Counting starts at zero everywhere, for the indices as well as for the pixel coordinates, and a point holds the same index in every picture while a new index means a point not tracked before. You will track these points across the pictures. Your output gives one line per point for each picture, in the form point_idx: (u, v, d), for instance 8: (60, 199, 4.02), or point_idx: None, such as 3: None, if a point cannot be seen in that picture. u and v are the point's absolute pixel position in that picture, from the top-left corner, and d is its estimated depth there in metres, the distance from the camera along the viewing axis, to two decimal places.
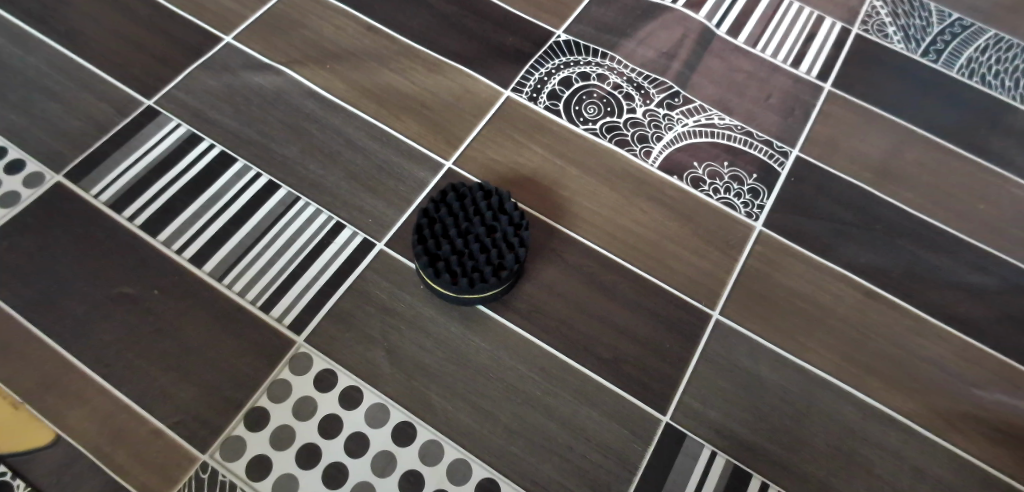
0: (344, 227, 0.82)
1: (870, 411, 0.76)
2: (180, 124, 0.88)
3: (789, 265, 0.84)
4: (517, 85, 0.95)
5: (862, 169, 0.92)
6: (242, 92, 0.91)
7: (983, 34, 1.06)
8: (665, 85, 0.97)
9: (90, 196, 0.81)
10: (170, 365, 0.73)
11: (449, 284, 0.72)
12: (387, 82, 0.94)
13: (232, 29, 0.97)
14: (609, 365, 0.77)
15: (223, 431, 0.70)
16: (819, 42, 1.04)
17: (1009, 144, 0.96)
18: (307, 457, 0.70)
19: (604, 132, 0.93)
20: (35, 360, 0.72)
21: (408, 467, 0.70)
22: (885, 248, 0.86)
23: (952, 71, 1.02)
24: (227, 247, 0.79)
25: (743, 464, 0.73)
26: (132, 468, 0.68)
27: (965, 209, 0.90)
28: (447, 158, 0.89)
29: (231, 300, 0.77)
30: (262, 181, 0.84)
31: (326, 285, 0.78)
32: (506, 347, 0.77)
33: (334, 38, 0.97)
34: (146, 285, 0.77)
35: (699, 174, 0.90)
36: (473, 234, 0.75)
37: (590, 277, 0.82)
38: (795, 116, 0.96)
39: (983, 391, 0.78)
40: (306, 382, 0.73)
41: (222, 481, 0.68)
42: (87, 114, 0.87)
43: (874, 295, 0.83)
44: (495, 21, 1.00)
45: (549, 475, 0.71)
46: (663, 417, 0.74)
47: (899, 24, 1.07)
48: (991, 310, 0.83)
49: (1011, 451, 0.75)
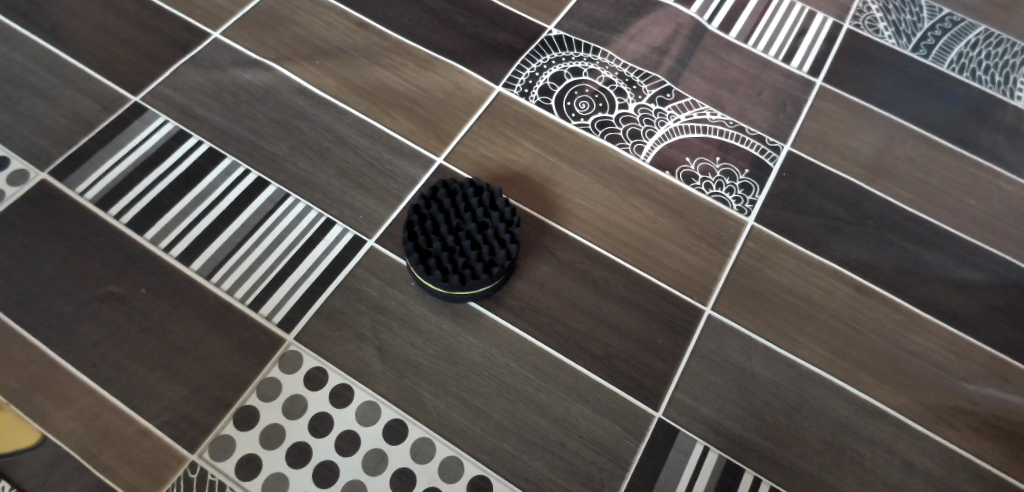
0: (335, 223, 0.82)
1: (861, 406, 0.77)
2: (168, 121, 0.87)
3: (781, 261, 0.84)
4: (509, 81, 0.95)
5: (854, 164, 0.92)
6: (230, 89, 0.90)
7: (973, 30, 1.06)
8: (657, 80, 0.97)
9: (76, 193, 0.80)
10: (158, 365, 0.72)
11: (440, 280, 0.71)
12: (377, 79, 0.93)
13: (220, 26, 0.96)
14: (600, 361, 0.76)
15: (212, 431, 0.69)
16: (810, 37, 1.04)
17: (999, 139, 0.96)
18: (297, 456, 0.69)
19: (596, 127, 0.92)
20: (22, 359, 0.71)
21: (400, 466, 0.70)
22: (876, 243, 0.86)
23: (943, 66, 1.02)
24: (217, 245, 0.79)
25: (736, 460, 0.73)
26: (120, 469, 0.67)
27: (956, 205, 0.90)
28: (438, 155, 0.88)
29: (219, 297, 0.76)
30: (252, 178, 0.84)
31: (317, 282, 0.77)
32: (499, 343, 0.76)
33: (325, 35, 0.97)
34: (133, 283, 0.76)
35: (692, 169, 0.90)
36: (465, 231, 0.74)
37: (584, 273, 0.81)
38: (787, 111, 0.96)
39: (973, 384, 0.78)
40: (296, 380, 0.72)
41: (211, 481, 0.67)
42: (74, 111, 0.86)
43: (865, 290, 0.83)
44: (486, 17, 1.00)
45: (541, 472, 0.71)
46: (656, 413, 0.74)
47: (890, 19, 1.07)
48: (980, 304, 0.83)
49: (999, 444, 0.75)
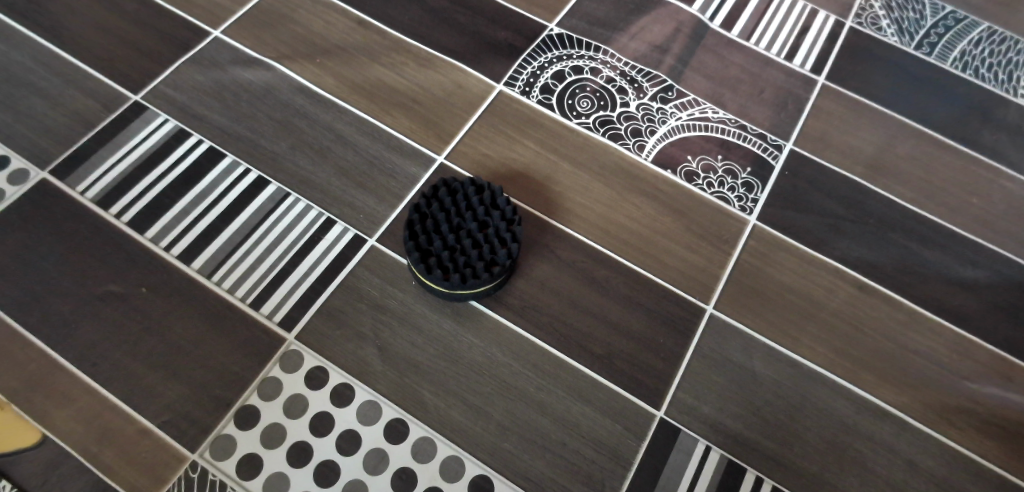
0: (336, 222, 0.81)
1: (863, 405, 0.76)
2: (168, 120, 0.87)
3: (783, 260, 0.84)
4: (510, 79, 0.94)
5: (857, 162, 0.92)
6: (231, 88, 0.90)
7: (976, 27, 1.06)
8: (659, 79, 0.97)
9: (76, 192, 0.80)
10: (159, 365, 0.72)
11: (441, 279, 0.71)
12: (378, 77, 0.93)
13: (220, 24, 0.95)
14: (601, 360, 0.76)
15: (213, 430, 0.69)
16: (812, 35, 1.03)
17: (1002, 137, 0.96)
18: (298, 456, 0.69)
19: (597, 126, 0.92)
20: (22, 359, 0.71)
21: (401, 466, 0.69)
22: (878, 242, 0.86)
23: (946, 64, 1.02)
24: (217, 245, 0.78)
25: (738, 459, 0.73)
26: (121, 468, 0.67)
27: (958, 203, 0.90)
28: (439, 153, 0.88)
29: (219, 296, 0.76)
30: (252, 177, 0.84)
31: (318, 282, 0.77)
32: (500, 342, 0.76)
33: (325, 33, 0.96)
34: (134, 282, 0.76)
35: (694, 167, 0.90)
36: (466, 230, 0.74)
37: (585, 272, 0.81)
38: (789, 110, 0.96)
39: (976, 384, 0.78)
40: (297, 380, 0.72)
41: (211, 481, 0.67)
42: (74, 110, 0.86)
43: (868, 289, 0.83)
44: (487, 15, 1.00)
45: (543, 472, 0.70)
46: (658, 413, 0.74)
47: (892, 17, 1.06)
48: (982, 302, 0.83)
49: (1002, 443, 0.75)
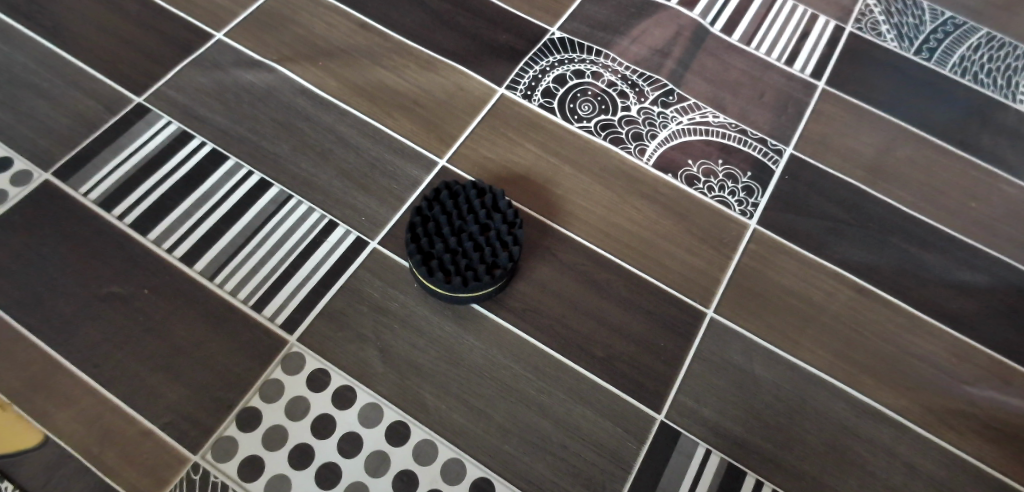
0: (338, 225, 0.82)
1: (862, 408, 0.77)
2: (170, 122, 0.87)
3: (783, 264, 0.85)
4: (512, 82, 0.95)
5: (857, 166, 0.92)
6: (233, 90, 0.90)
7: (975, 33, 1.06)
8: (660, 83, 0.97)
9: (79, 194, 0.80)
10: (160, 366, 0.72)
11: (442, 283, 0.71)
12: (380, 80, 0.93)
13: (222, 26, 0.96)
14: (602, 363, 0.77)
15: (215, 432, 0.69)
16: (812, 40, 1.04)
17: (1001, 142, 0.96)
18: (299, 458, 0.69)
19: (598, 129, 0.92)
20: (24, 360, 0.71)
21: (402, 467, 0.70)
22: (878, 246, 0.86)
23: (945, 69, 1.03)
24: (219, 247, 0.79)
25: (738, 462, 0.73)
26: (123, 470, 0.67)
27: (957, 207, 0.90)
28: (441, 156, 0.88)
29: (222, 298, 0.76)
30: (254, 179, 0.84)
31: (320, 284, 0.78)
32: (501, 345, 0.76)
33: (327, 36, 0.97)
34: (136, 283, 0.76)
35: (694, 171, 0.90)
36: (468, 233, 0.74)
37: (586, 276, 0.82)
38: (789, 114, 0.96)
39: (975, 387, 0.79)
40: (299, 382, 0.73)
41: (213, 482, 0.67)
42: (76, 111, 0.86)
43: (867, 293, 0.83)
44: (489, 18, 1.00)
45: (544, 474, 0.71)
46: (658, 416, 0.74)
47: (892, 22, 1.07)
48: (981, 306, 0.83)
49: (1000, 447, 0.76)
